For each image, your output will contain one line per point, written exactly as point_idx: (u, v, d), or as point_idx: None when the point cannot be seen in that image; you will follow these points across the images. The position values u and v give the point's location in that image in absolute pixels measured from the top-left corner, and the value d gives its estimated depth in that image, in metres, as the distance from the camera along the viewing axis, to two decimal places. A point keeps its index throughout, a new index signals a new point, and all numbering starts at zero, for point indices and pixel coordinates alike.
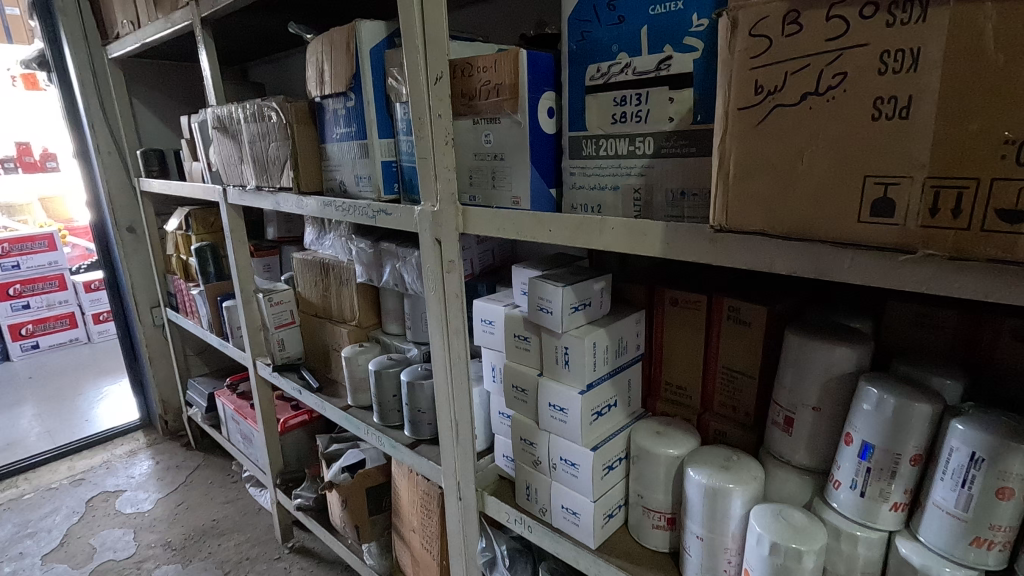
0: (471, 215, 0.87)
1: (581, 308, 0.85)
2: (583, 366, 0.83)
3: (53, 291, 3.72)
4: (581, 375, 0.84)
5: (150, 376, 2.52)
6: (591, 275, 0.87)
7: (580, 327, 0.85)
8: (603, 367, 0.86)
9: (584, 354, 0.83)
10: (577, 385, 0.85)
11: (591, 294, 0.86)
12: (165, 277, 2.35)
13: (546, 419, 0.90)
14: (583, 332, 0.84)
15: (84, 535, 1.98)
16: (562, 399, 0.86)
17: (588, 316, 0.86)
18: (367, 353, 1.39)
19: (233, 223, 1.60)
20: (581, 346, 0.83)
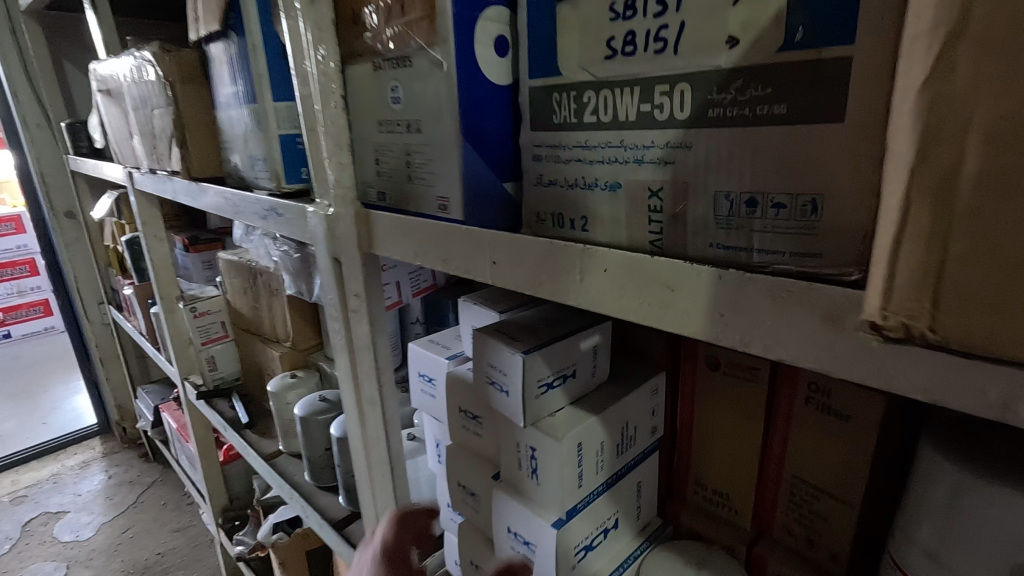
0: (377, 227, 0.53)
1: (559, 382, 0.51)
2: (561, 484, 0.50)
3: (23, 277, 3.44)
4: (559, 495, 0.50)
5: (103, 380, 2.25)
6: (573, 327, 0.53)
7: (557, 414, 0.51)
8: (597, 475, 0.53)
9: (562, 465, 0.49)
10: (551, 510, 0.51)
11: (577, 356, 0.52)
12: (109, 271, 2.04)
13: (504, 546, 0.57)
14: (561, 424, 0.50)
15: (11, 569, 1.73)
16: (528, 527, 0.53)
17: (571, 395, 0.53)
18: (299, 388, 1.08)
19: (146, 214, 1.27)
20: (556, 450, 0.49)
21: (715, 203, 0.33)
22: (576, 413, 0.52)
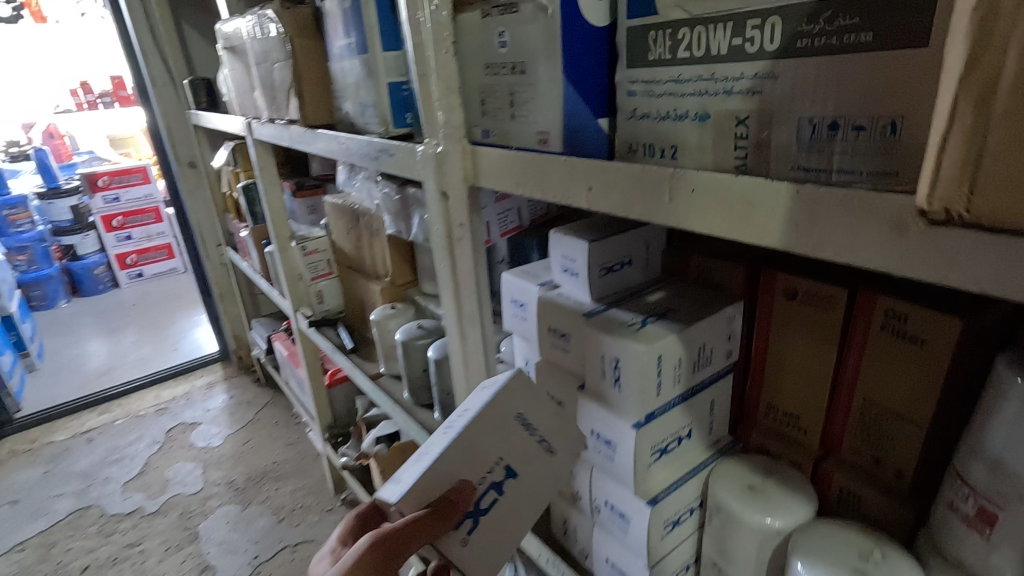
0: (484, 163, 0.59)
1: (501, 478, 0.57)
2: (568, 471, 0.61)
3: (151, 223, 3.90)
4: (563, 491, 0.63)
5: (222, 313, 2.54)
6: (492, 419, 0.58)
7: (554, 425, 0.61)
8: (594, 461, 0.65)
9: (538, 503, 0.59)
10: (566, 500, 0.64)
11: (509, 435, 0.58)
12: (226, 215, 2.27)
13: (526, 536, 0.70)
14: (565, 425, 0.61)
15: (160, 465, 2.07)
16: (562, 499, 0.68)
17: (549, 447, 0.60)
18: (398, 318, 1.20)
19: (263, 160, 1.42)
20: (569, 463, 0.61)
21: (798, 128, 0.37)
22: (558, 417, 0.61)
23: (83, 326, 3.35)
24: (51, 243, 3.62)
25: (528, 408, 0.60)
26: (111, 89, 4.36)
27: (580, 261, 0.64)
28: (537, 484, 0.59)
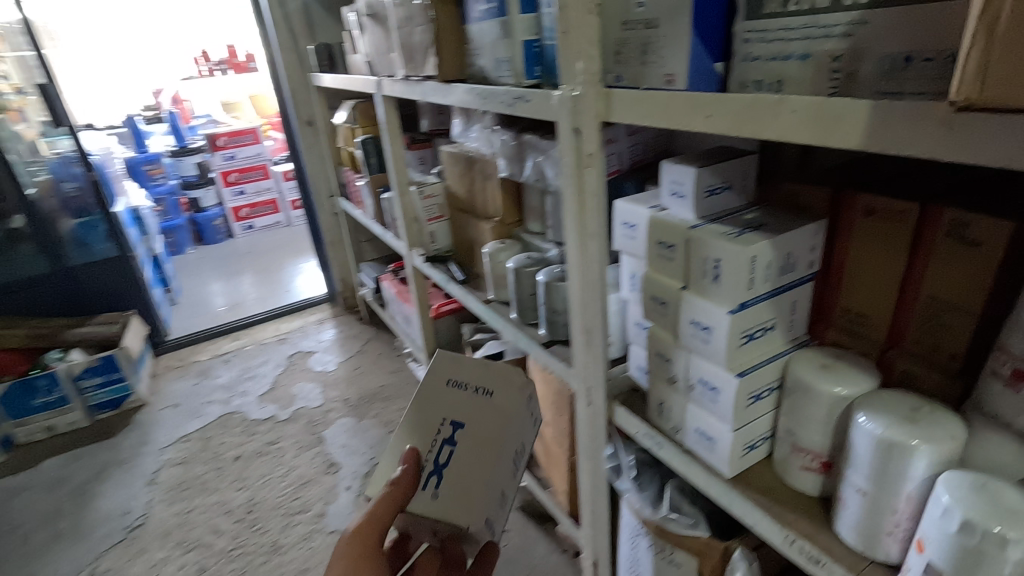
0: (616, 102, 0.74)
1: (451, 434, 0.84)
2: (515, 404, 0.88)
3: (260, 180, 4.31)
4: (517, 433, 0.89)
5: (332, 258, 2.86)
6: (439, 397, 0.87)
7: (480, 376, 0.89)
8: (528, 407, 0.91)
9: (488, 432, 0.85)
10: (518, 440, 0.90)
11: (451, 403, 0.86)
12: (339, 168, 2.54)
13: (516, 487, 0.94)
14: (495, 375, 0.89)
15: (287, 383, 2.43)
16: (523, 448, 0.93)
17: (487, 392, 0.88)
18: (508, 251, 1.39)
19: (389, 115, 1.63)
20: (508, 397, 0.88)
21: (881, 61, 0.50)
22: (482, 372, 0.89)
23: (209, 268, 3.83)
24: (180, 195, 4.07)
25: (453, 373, 0.88)
26: (227, 57, 4.90)
27: (688, 185, 0.79)
28: (483, 420, 0.86)
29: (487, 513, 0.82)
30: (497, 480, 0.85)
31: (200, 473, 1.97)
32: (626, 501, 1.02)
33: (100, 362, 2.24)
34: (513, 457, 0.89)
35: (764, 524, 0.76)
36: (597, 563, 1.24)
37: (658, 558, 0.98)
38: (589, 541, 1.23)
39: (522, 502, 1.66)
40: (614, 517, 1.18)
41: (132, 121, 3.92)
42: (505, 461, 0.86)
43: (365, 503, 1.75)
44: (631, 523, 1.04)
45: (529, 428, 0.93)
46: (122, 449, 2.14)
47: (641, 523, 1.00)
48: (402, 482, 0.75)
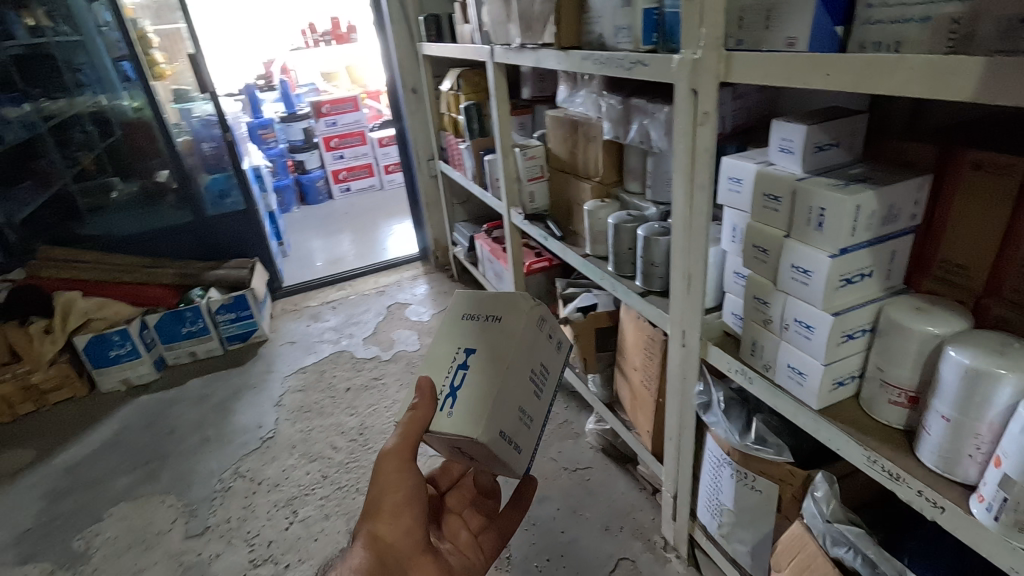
0: (735, 64, 0.83)
1: (464, 360, 0.89)
2: (521, 323, 0.90)
3: (358, 146, 4.59)
4: (530, 353, 0.91)
5: (427, 219, 3.07)
6: (455, 329, 0.94)
7: (493, 306, 0.93)
8: (543, 333, 0.94)
9: (498, 347, 0.88)
10: (536, 360, 0.93)
11: (467, 335, 0.92)
12: (439, 134, 2.71)
13: (544, 411, 0.94)
14: (505, 303, 0.93)
15: (387, 329, 2.68)
16: (546, 372, 0.95)
17: (497, 318, 0.92)
18: (607, 209, 1.50)
19: (498, 82, 1.76)
20: (515, 318, 0.90)
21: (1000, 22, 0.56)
22: (494, 302, 0.94)
23: (313, 226, 4.19)
24: (288, 157, 4.46)
25: (469, 311, 0.95)
26: (331, 29, 5.21)
27: (797, 141, 0.87)
28: (495, 341, 0.89)
29: (503, 426, 0.83)
30: (511, 394, 0.86)
31: (317, 400, 2.25)
32: (713, 432, 1.13)
33: (234, 300, 2.57)
34: (530, 376, 0.91)
35: (848, 447, 0.85)
36: (677, 496, 1.36)
37: (739, 484, 1.09)
38: (671, 475, 1.35)
39: (603, 445, 1.80)
40: (697, 453, 1.29)
41: (250, 90, 4.38)
42: (520, 377, 0.88)
43: None
44: (715, 454, 1.16)
45: (547, 354, 0.95)
46: (251, 375, 2.47)
47: (726, 453, 1.11)
48: (423, 406, 0.82)
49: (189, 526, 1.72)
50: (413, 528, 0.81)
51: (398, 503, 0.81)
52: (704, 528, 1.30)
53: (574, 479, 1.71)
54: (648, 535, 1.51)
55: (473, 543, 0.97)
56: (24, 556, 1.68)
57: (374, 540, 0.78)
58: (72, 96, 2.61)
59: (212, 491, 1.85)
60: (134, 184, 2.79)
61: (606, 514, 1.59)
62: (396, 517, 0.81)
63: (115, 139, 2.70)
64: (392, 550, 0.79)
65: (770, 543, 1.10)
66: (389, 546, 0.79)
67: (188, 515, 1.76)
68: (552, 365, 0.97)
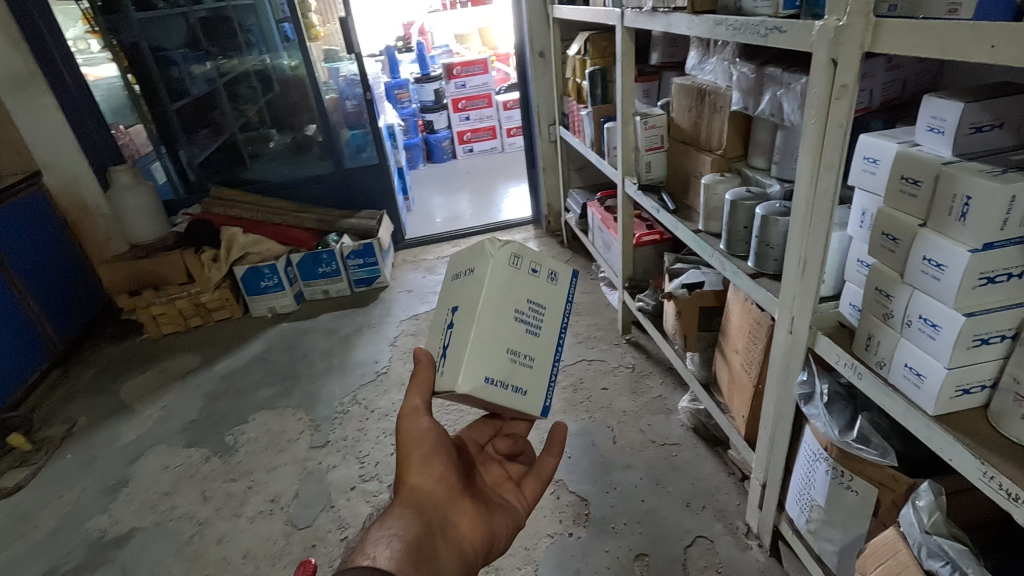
0: (884, 32, 0.76)
1: (451, 318, 0.79)
2: (487, 268, 0.75)
3: (483, 108, 4.72)
4: (511, 295, 0.77)
5: (542, 183, 3.12)
6: (445, 287, 0.84)
7: (467, 257, 0.80)
8: (522, 271, 0.78)
9: (471, 300, 0.76)
10: (524, 296, 0.78)
11: (453, 292, 0.82)
12: (562, 99, 2.71)
13: (553, 346, 0.81)
14: (475, 252, 0.79)
15: None
16: (541, 308, 0.79)
17: (471, 270, 0.79)
18: (726, 184, 1.44)
19: (626, 47, 1.73)
20: (482, 266, 0.77)
21: None
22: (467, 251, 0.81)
23: (436, 183, 4.42)
24: (419, 117, 4.70)
25: (456, 267, 0.83)
26: None
27: (950, 120, 0.78)
28: (469, 294, 0.77)
29: (491, 372, 0.74)
30: (493, 338, 0.75)
31: None
32: (811, 425, 1.09)
33: (362, 247, 2.84)
34: (516, 317, 0.77)
35: (961, 459, 0.79)
36: (766, 485, 1.33)
37: (834, 482, 1.06)
38: (761, 463, 1.32)
39: (694, 425, 1.78)
40: (792, 445, 1.24)
41: (389, 51, 4.64)
42: (503, 322, 0.76)
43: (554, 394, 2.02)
44: (812, 448, 1.12)
45: (536, 289, 0.79)
46: (372, 316, 2.73)
47: (824, 448, 1.07)
48: (421, 371, 0.75)
49: (313, 438, 1.99)
50: (446, 475, 0.73)
51: (425, 453, 0.73)
52: (791, 521, 1.26)
53: (661, 453, 1.72)
54: (731, 519, 1.50)
55: (515, 488, 0.84)
56: (190, 441, 2.05)
57: (408, 492, 0.70)
58: (242, 54, 2.95)
59: (333, 411, 2.11)
60: (288, 136, 3.16)
61: (690, 492, 1.59)
62: (427, 466, 0.72)
63: (275, 94, 3.04)
64: (427, 498, 0.70)
65: (861, 546, 1.05)
66: (422, 495, 0.70)
67: (314, 428, 2.04)
68: (550, 300, 0.81)
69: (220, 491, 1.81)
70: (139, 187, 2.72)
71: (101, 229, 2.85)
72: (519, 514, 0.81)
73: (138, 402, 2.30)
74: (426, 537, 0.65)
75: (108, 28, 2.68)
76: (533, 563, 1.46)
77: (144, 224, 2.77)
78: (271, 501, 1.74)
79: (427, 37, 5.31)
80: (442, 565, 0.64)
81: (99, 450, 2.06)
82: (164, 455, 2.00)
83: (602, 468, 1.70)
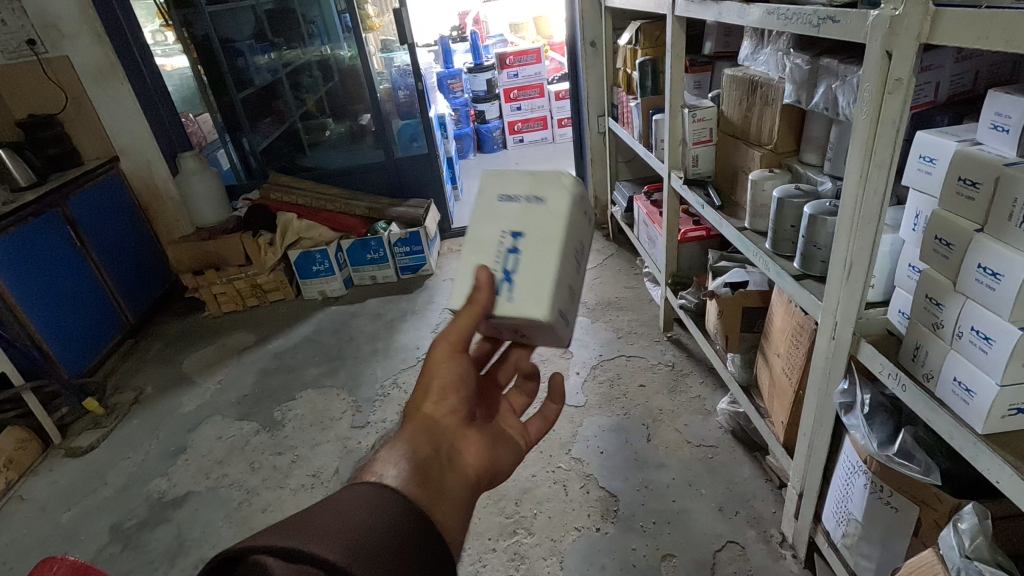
0: (942, 22, 0.71)
1: (513, 243, 0.76)
2: (566, 201, 0.77)
3: (535, 98, 4.69)
4: (576, 231, 0.79)
5: (590, 175, 3.08)
6: (488, 206, 0.79)
7: (530, 184, 0.79)
8: (583, 210, 0.80)
9: (546, 232, 0.76)
10: (580, 238, 0.81)
11: (504, 215, 0.78)
12: (612, 90, 2.66)
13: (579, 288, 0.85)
14: (540, 180, 0.79)
15: None
16: (585, 250, 0.82)
17: (539, 199, 0.78)
18: (775, 180, 1.38)
19: (676, 37, 1.67)
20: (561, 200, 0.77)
21: None
22: (531, 178, 0.80)
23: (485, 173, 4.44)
24: (471, 107, 4.73)
25: (507, 189, 0.79)
26: None
27: (1016, 118, 0.72)
28: (540, 224, 0.76)
29: (561, 306, 0.75)
30: (564, 271, 0.75)
31: None
32: (851, 435, 1.04)
33: (410, 235, 2.90)
34: (575, 257, 0.79)
35: (1009, 482, 0.74)
36: (803, 494, 1.28)
37: (872, 497, 1.02)
38: (799, 471, 1.27)
39: (733, 428, 1.73)
40: (831, 455, 1.20)
41: (443, 41, 4.69)
42: (569, 259, 0.77)
43: (590, 388, 2.01)
44: (850, 459, 1.08)
45: (588, 230, 0.82)
46: (416, 303, 2.79)
47: (863, 460, 1.03)
48: (479, 300, 0.69)
49: (355, 418, 2.06)
50: (459, 408, 0.66)
51: (444, 383, 0.66)
52: (827, 534, 1.22)
53: (696, 454, 1.69)
54: (765, 527, 1.45)
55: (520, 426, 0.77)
56: (242, 414, 2.18)
57: (418, 418, 0.63)
58: (305, 45, 3.03)
59: (375, 394, 2.18)
60: (344, 125, 3.26)
61: (724, 495, 1.55)
62: (442, 398, 0.65)
63: (334, 84, 3.13)
64: (436, 428, 0.63)
65: (899, 564, 1.00)
66: (431, 424, 0.63)
67: (356, 409, 2.11)
68: (589, 241, 0.83)
69: (268, 463, 1.91)
70: (205, 173, 2.89)
71: (169, 211, 3.06)
72: (521, 448, 0.74)
73: (197, 375, 2.46)
74: (434, 462, 0.58)
75: (181, 21, 2.84)
76: (558, 555, 1.47)
77: (209, 208, 2.94)
78: (313, 476, 1.83)
79: (482, 27, 5.34)
80: (451, 491, 0.56)
81: (162, 417, 2.22)
82: (218, 426, 2.13)
83: (635, 465, 1.69)
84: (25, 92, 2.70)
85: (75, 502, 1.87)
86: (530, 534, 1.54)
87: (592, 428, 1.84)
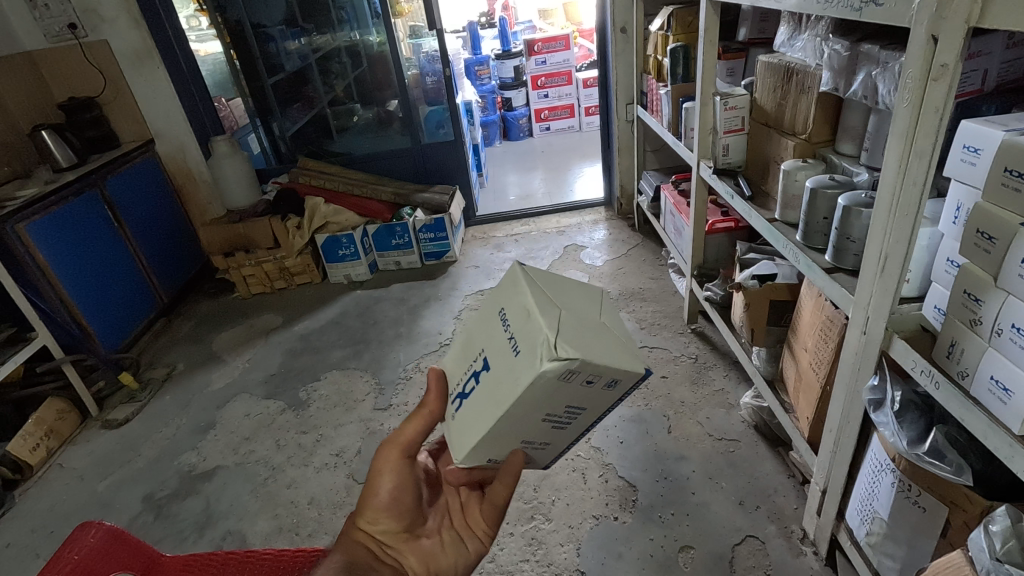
0: (993, 6, 0.68)
1: (479, 369, 0.70)
2: (525, 373, 0.60)
3: (563, 85, 4.64)
4: (550, 402, 0.63)
5: (616, 164, 3.04)
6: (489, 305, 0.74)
7: (522, 325, 0.64)
8: (572, 383, 0.61)
9: (498, 392, 0.65)
10: (567, 403, 0.65)
11: (490, 330, 0.71)
12: (641, 77, 2.61)
13: (589, 428, 0.72)
14: (528, 327, 0.63)
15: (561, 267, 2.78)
16: (577, 411, 0.67)
17: (516, 347, 0.64)
18: (808, 170, 1.35)
19: (710, 22, 1.63)
20: (524, 366, 0.61)
21: None
22: (525, 317, 0.64)
23: (510, 161, 4.41)
24: (498, 94, 4.71)
25: (508, 303, 0.70)
26: None
27: None
28: (502, 374, 0.65)
29: (496, 455, 0.71)
30: (515, 430, 0.67)
31: None
32: (880, 433, 1.02)
33: (434, 221, 2.91)
34: (547, 418, 0.66)
35: None
36: (826, 491, 1.26)
37: (900, 496, 1.00)
38: (823, 467, 1.25)
39: (756, 422, 1.71)
40: (858, 452, 1.17)
41: (472, 27, 4.66)
42: (533, 420, 0.66)
43: None
44: (878, 457, 1.05)
45: (583, 396, 0.63)
46: (439, 289, 2.81)
47: (891, 458, 1.01)
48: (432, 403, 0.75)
49: (377, 400, 2.10)
50: (400, 518, 0.72)
51: (382, 501, 0.72)
52: (850, 531, 1.20)
53: (717, 447, 1.67)
54: (786, 523, 1.44)
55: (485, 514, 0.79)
56: (269, 393, 2.23)
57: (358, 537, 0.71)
58: (334, 30, 3.04)
59: (397, 377, 2.21)
60: (371, 111, 3.27)
61: (744, 489, 1.54)
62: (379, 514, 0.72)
63: (362, 69, 3.14)
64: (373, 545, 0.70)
65: (924, 564, 0.98)
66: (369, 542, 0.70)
67: (379, 392, 2.15)
68: (600, 401, 0.66)
69: (292, 441, 1.96)
70: (236, 156, 2.94)
71: (201, 194, 3.13)
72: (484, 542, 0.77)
73: (226, 354, 2.53)
74: (359, 564, 0.66)
75: (214, 6, 2.87)
76: (575, 542, 1.48)
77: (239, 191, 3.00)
78: (336, 455, 1.87)
79: (510, 13, 5.30)
80: None
81: (193, 394, 2.29)
82: (246, 403, 2.19)
83: (655, 456, 1.68)
84: (66, 76, 2.80)
85: (110, 472, 1.95)
86: (548, 520, 1.55)
87: (613, 418, 1.84)
